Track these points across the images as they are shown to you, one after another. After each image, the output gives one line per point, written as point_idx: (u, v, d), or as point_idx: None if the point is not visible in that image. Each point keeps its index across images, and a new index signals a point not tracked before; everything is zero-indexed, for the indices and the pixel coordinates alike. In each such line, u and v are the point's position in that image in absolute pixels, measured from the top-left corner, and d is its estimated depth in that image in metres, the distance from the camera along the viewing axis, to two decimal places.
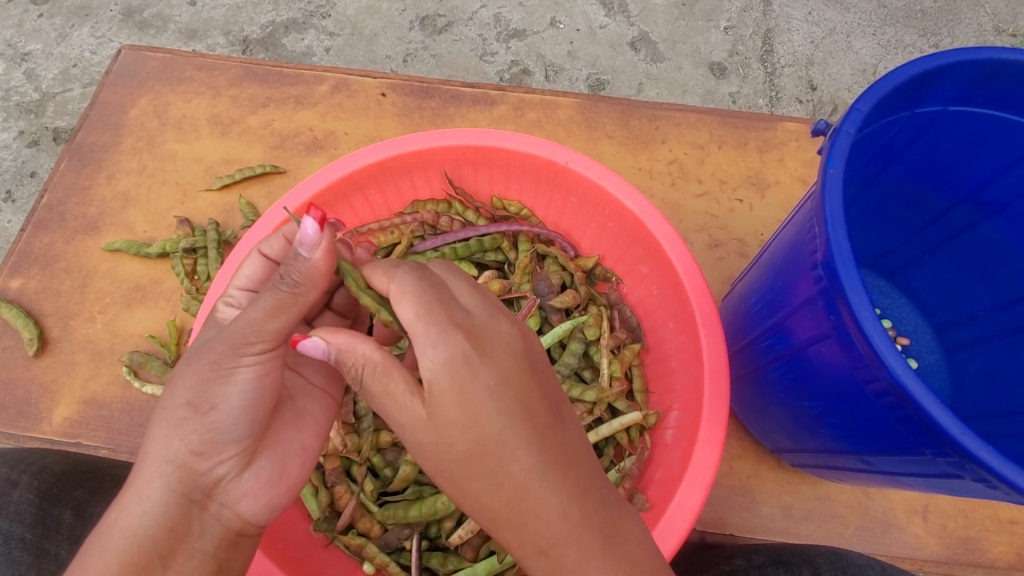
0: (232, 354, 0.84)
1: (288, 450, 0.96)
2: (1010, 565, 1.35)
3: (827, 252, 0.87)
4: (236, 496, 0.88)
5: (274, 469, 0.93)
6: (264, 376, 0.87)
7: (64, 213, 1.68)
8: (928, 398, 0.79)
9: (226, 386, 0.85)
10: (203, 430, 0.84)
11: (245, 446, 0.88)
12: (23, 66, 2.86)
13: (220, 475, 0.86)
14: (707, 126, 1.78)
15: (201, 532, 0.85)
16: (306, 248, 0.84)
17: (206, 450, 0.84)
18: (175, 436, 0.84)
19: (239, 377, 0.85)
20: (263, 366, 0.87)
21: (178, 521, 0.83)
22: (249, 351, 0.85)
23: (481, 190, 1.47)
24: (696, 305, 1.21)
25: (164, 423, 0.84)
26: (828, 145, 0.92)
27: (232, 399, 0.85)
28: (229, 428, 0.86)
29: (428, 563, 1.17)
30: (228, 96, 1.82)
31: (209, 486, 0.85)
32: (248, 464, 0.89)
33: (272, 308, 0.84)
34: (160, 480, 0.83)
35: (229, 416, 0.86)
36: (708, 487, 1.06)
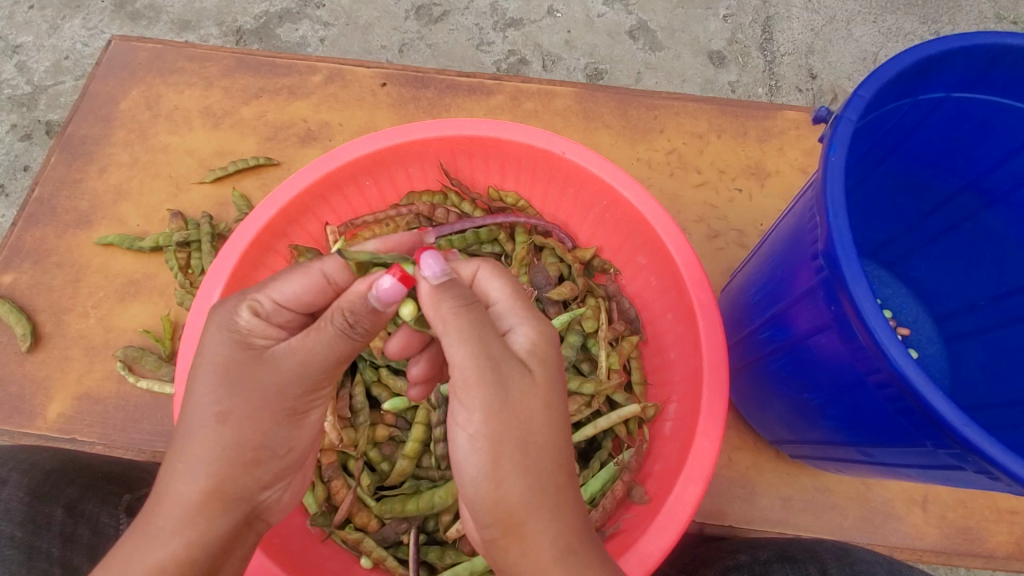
0: (305, 399, 0.91)
1: (307, 465, 1.05)
2: (1010, 554, 1.35)
3: (829, 243, 0.85)
4: (276, 511, 0.97)
5: (302, 483, 1.04)
6: (318, 413, 0.98)
7: (55, 207, 1.66)
8: (929, 389, 0.78)
9: (286, 426, 0.92)
10: (262, 465, 0.90)
11: (287, 473, 0.98)
12: (13, 58, 2.82)
13: (271, 499, 0.94)
14: (705, 115, 1.76)
15: (245, 545, 0.92)
16: (377, 297, 0.79)
17: (267, 482, 0.92)
18: (239, 473, 0.87)
19: (307, 418, 0.94)
20: (317, 404, 0.96)
21: (237, 543, 0.89)
22: (312, 394, 0.92)
23: (477, 181, 1.45)
24: (694, 295, 1.20)
25: (229, 460, 0.86)
26: (830, 132, 0.90)
27: (293, 436, 0.94)
28: (284, 461, 0.94)
29: (426, 557, 1.16)
30: (220, 87, 1.79)
31: (260, 510, 0.92)
32: (288, 485, 0.99)
33: (341, 351, 0.86)
34: (225, 514, 0.86)
35: (290, 450, 0.95)
36: (706, 479, 1.05)
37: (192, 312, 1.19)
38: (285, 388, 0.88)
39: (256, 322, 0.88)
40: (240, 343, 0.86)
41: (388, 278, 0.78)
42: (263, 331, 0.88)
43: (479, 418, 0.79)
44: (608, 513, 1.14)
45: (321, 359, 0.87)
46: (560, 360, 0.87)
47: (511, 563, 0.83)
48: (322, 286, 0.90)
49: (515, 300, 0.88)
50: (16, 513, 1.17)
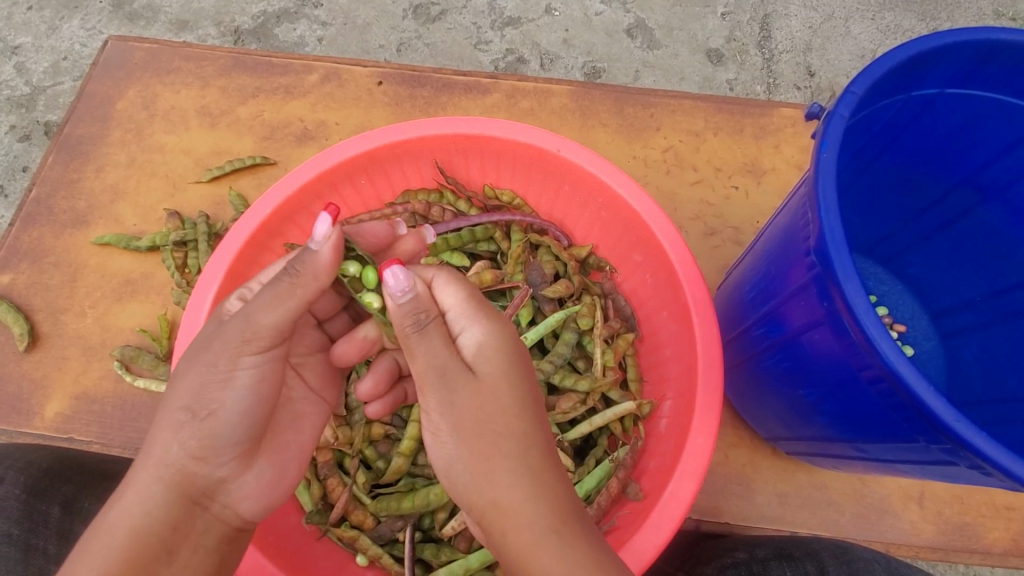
0: (231, 356, 0.86)
1: (285, 453, 1.01)
2: (1006, 550, 1.35)
3: (821, 238, 0.85)
4: (239, 495, 0.92)
5: (272, 470, 0.98)
6: (261, 381, 0.90)
7: (52, 208, 1.66)
8: (921, 384, 0.78)
9: (227, 391, 0.87)
10: (203, 435, 0.86)
11: (243, 449, 0.92)
12: (12, 60, 2.82)
13: (221, 476, 0.89)
14: (702, 113, 1.76)
15: (204, 530, 0.88)
16: (315, 242, 0.87)
17: (206, 453, 0.87)
18: (175, 440, 0.85)
19: (236, 381, 0.87)
20: (261, 369, 0.90)
21: (181, 520, 0.86)
22: (248, 354, 0.87)
23: (473, 179, 1.45)
24: (690, 293, 1.20)
25: (164, 426, 0.86)
26: (822, 129, 0.90)
27: (230, 402, 0.88)
28: (228, 432, 0.88)
29: (422, 555, 1.16)
30: (217, 86, 1.80)
31: (209, 487, 0.88)
32: (247, 466, 0.93)
33: (271, 299, 0.86)
34: (158, 483, 0.84)
35: (228, 418, 0.88)
36: (701, 477, 1.05)
37: (190, 310, 1.19)
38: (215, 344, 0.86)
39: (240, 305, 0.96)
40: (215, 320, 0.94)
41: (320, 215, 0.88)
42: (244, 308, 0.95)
43: (437, 418, 0.88)
44: (603, 510, 1.14)
45: (251, 312, 0.87)
46: (513, 361, 0.89)
47: (504, 559, 0.83)
48: None
49: (469, 305, 0.90)
50: (14, 511, 1.17)
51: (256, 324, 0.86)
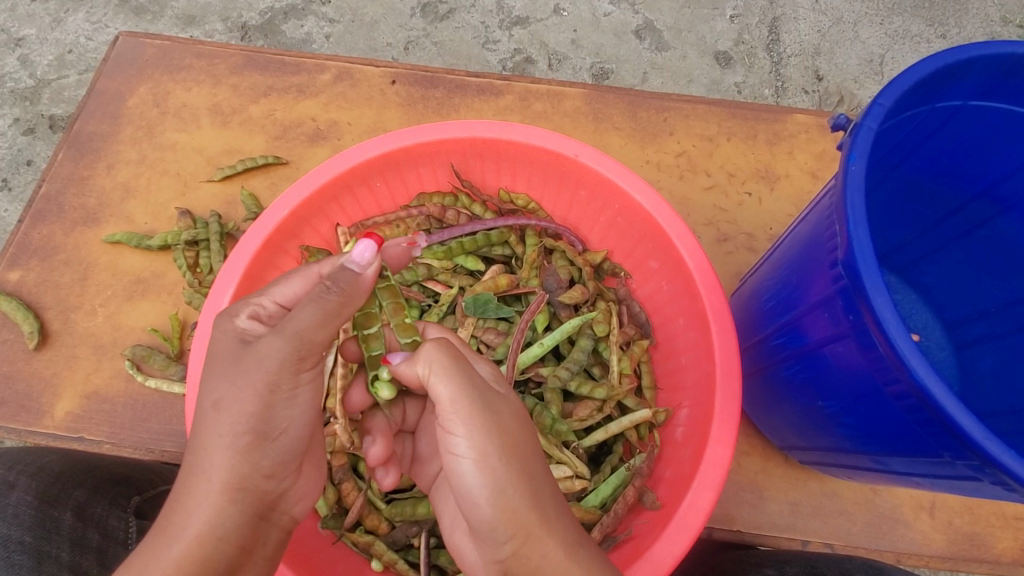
0: (290, 375, 0.85)
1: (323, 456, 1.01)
2: (1016, 560, 1.36)
3: (849, 252, 0.85)
4: (295, 502, 0.93)
5: (318, 475, 0.99)
6: (316, 393, 0.91)
7: (62, 205, 1.65)
8: (950, 401, 0.77)
9: (286, 407, 0.87)
10: (267, 451, 0.86)
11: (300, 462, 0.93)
12: (16, 51, 2.81)
13: (282, 491, 0.90)
14: (715, 118, 1.75)
15: (265, 543, 0.89)
16: (358, 265, 0.85)
17: (271, 470, 0.87)
18: (240, 459, 0.84)
19: (299, 397, 0.88)
20: (315, 382, 0.90)
21: (250, 538, 0.85)
22: (304, 370, 0.86)
23: (488, 182, 1.44)
24: (707, 301, 1.19)
25: (226, 446, 0.83)
26: (850, 140, 0.90)
27: (290, 417, 0.88)
28: (290, 447, 0.89)
29: (438, 561, 1.15)
30: (228, 85, 1.79)
31: (274, 501, 0.88)
32: (302, 476, 0.95)
33: (317, 322, 0.82)
34: (232, 506, 0.83)
35: (289, 434, 0.89)
36: (720, 486, 1.05)
37: (205, 313, 1.18)
38: (265, 362, 0.83)
39: (256, 324, 0.89)
40: (236, 342, 0.87)
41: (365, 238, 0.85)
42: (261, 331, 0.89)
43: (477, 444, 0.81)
44: (620, 518, 1.13)
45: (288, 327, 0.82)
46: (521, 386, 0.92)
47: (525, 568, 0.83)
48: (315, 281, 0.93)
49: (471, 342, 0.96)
50: (28, 517, 1.25)
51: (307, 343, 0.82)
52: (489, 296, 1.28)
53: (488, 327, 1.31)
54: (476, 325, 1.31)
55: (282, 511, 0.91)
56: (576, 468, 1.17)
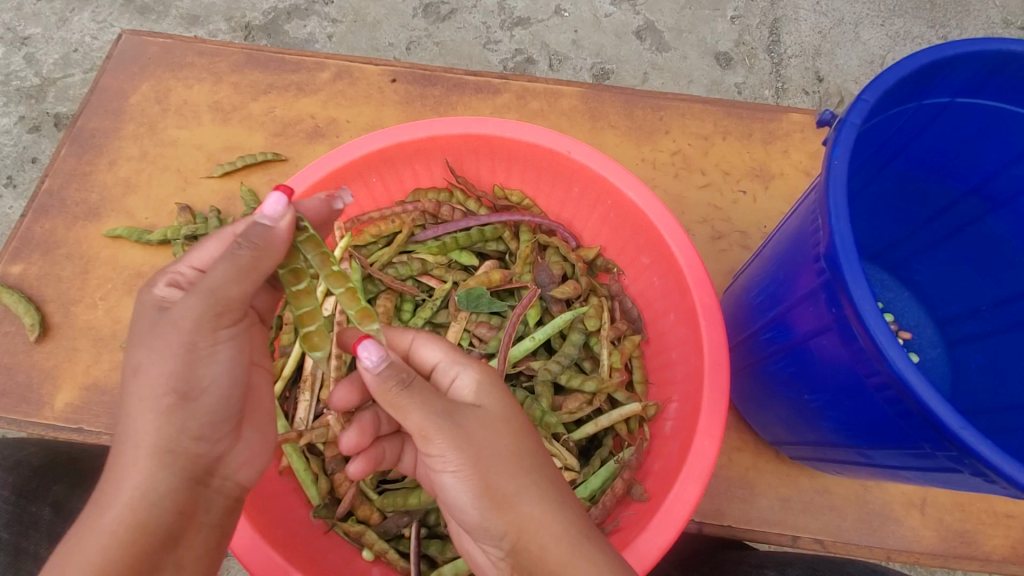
0: (208, 333, 0.85)
1: (264, 419, 1.01)
2: (1006, 558, 1.36)
3: (830, 245, 0.86)
4: (235, 466, 0.94)
5: (256, 436, 0.99)
6: (240, 350, 0.91)
7: (64, 199, 1.68)
8: (928, 392, 0.78)
9: (210, 365, 0.87)
10: (192, 411, 0.86)
11: (230, 424, 0.93)
12: (22, 50, 2.84)
13: (219, 451, 0.91)
14: (711, 117, 1.76)
15: (208, 508, 0.89)
16: (269, 218, 0.85)
17: (200, 432, 0.87)
18: (168, 422, 0.84)
19: (219, 355, 0.88)
20: (237, 340, 0.90)
21: (187, 504, 0.86)
22: (223, 327, 0.87)
23: (483, 179, 1.46)
24: (697, 296, 1.21)
25: (152, 410, 0.84)
26: (834, 136, 0.91)
27: (213, 374, 0.87)
28: (216, 409, 0.88)
29: (427, 551, 1.16)
30: (229, 82, 1.81)
31: (206, 465, 0.89)
32: (236, 437, 0.94)
33: (230, 274, 0.83)
34: (163, 470, 0.84)
35: (215, 393, 0.88)
36: (706, 478, 1.06)
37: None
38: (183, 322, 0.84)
39: (171, 290, 0.90)
40: (156, 309, 0.87)
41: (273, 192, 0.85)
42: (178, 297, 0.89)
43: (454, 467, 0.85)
44: (608, 510, 1.14)
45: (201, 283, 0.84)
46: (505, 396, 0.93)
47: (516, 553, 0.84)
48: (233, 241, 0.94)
49: (450, 353, 0.96)
50: (4, 512, 1.27)
51: (222, 298, 0.83)
52: (482, 290, 1.29)
53: (480, 321, 1.33)
54: (468, 319, 1.32)
55: (221, 476, 0.92)
56: (565, 459, 1.20)
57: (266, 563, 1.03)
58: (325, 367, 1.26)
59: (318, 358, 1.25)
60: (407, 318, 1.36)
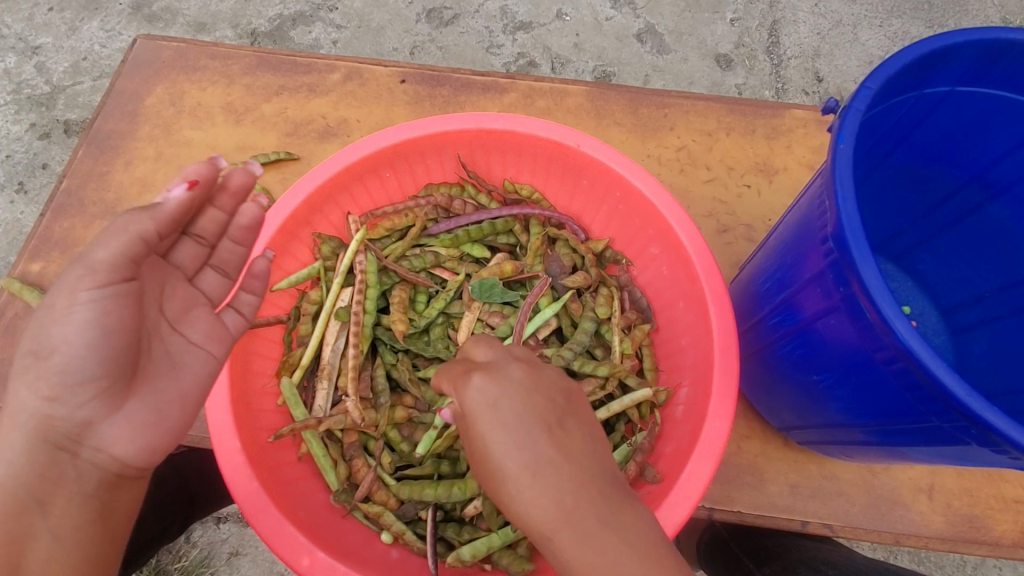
0: (68, 296, 0.93)
1: (161, 394, 1.00)
2: (1016, 543, 1.38)
3: (838, 225, 0.88)
4: (109, 440, 0.95)
5: (148, 412, 0.99)
6: (96, 313, 0.93)
7: (82, 199, 1.72)
8: (935, 363, 0.81)
9: (61, 325, 0.92)
10: (50, 373, 0.92)
11: (99, 390, 0.94)
12: (33, 59, 2.89)
13: (82, 419, 0.94)
14: (715, 114, 1.80)
15: (76, 477, 0.95)
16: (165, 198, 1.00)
17: (58, 396, 0.93)
18: (32, 385, 0.93)
19: (74, 316, 0.92)
20: (102, 301, 0.93)
21: (48, 467, 0.93)
22: (83, 289, 0.93)
23: (493, 173, 1.49)
24: (706, 283, 1.23)
25: (22, 373, 0.94)
26: (839, 122, 0.94)
27: (72, 339, 0.92)
28: (69, 367, 0.92)
29: (444, 534, 1.19)
30: (242, 85, 1.85)
31: (71, 432, 0.94)
32: (113, 407, 0.96)
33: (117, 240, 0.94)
34: (26, 433, 0.93)
35: (72, 354, 0.92)
36: (718, 458, 1.09)
37: (249, 249, 1.20)
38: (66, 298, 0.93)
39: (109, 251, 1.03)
40: (82, 272, 0.93)
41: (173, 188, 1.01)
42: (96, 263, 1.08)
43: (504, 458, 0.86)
44: None
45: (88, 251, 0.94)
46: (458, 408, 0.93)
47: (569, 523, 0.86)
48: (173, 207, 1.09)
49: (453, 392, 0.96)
50: None
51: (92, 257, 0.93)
52: (495, 280, 1.34)
53: (493, 311, 1.36)
54: (481, 309, 1.35)
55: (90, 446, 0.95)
56: None
57: (289, 542, 1.06)
58: (342, 357, 1.29)
59: (335, 347, 1.29)
60: (421, 308, 1.39)
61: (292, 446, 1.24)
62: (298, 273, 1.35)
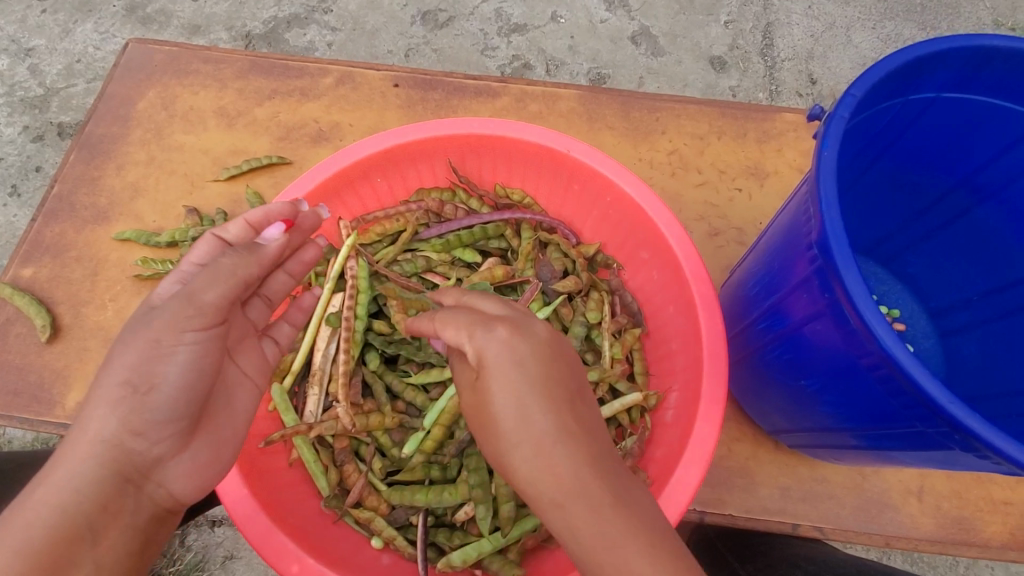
0: (173, 333, 0.95)
1: (222, 437, 1.06)
2: (1004, 544, 1.39)
3: (822, 232, 0.89)
4: (172, 476, 0.97)
5: (209, 453, 1.03)
6: (201, 357, 0.98)
7: (74, 204, 1.71)
8: (918, 370, 0.81)
9: (163, 365, 0.95)
10: (140, 408, 0.93)
11: (179, 429, 0.98)
12: (26, 62, 2.89)
13: (154, 455, 0.95)
14: (707, 117, 1.80)
15: (134, 510, 0.92)
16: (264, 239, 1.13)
17: (141, 429, 0.93)
18: (110, 414, 0.92)
19: (178, 357, 0.96)
20: (201, 346, 0.98)
21: (111, 496, 0.90)
22: (189, 330, 0.96)
23: (484, 178, 1.50)
24: (696, 288, 1.24)
25: (101, 401, 0.92)
26: (824, 129, 0.94)
27: (171, 376, 0.95)
28: (164, 405, 0.95)
29: (435, 539, 1.18)
30: (234, 88, 1.85)
31: (143, 464, 0.94)
32: (184, 446, 0.99)
33: (217, 279, 1.01)
34: (91, 458, 0.90)
35: (167, 395, 0.95)
36: (707, 463, 1.09)
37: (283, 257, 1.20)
38: (155, 322, 0.95)
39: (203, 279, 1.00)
40: (186, 301, 0.97)
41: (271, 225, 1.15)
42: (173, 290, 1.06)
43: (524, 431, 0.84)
44: None
45: (194, 292, 0.98)
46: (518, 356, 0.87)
47: None
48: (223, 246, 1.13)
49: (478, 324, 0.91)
50: None
51: (199, 300, 0.97)
52: (486, 286, 1.33)
53: None
54: None
55: (155, 481, 0.95)
56: None
57: (278, 549, 1.06)
58: (331, 362, 1.29)
59: (326, 352, 1.29)
60: None
61: (284, 452, 1.25)
62: None
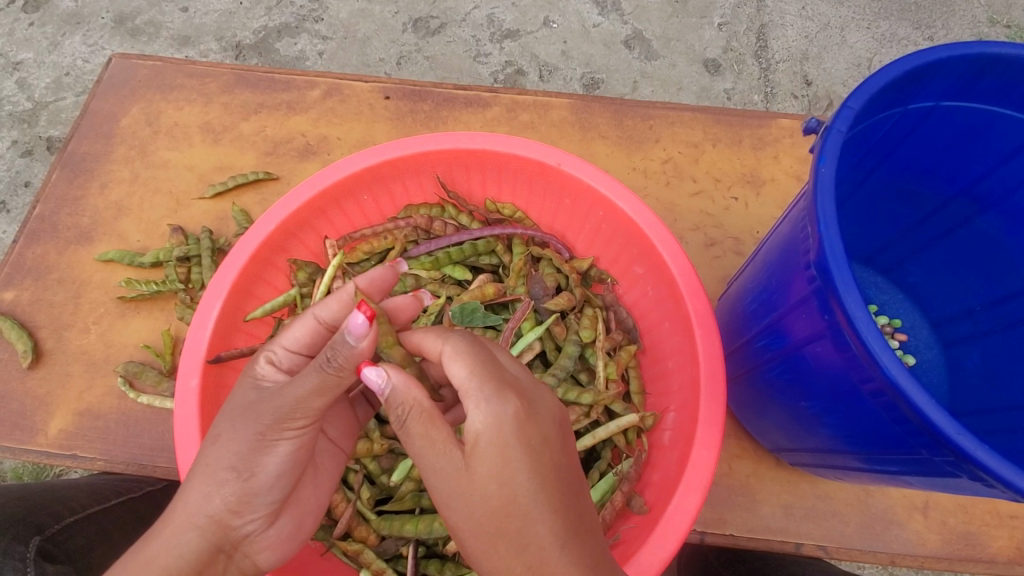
0: (277, 427, 0.91)
1: (305, 508, 1.04)
2: (1011, 559, 1.35)
3: (820, 252, 0.86)
4: (258, 548, 0.96)
5: (292, 525, 1.01)
6: (298, 447, 0.95)
7: (56, 224, 1.68)
8: (923, 398, 0.78)
9: (266, 456, 0.92)
10: (242, 493, 0.91)
11: (271, 508, 0.96)
12: (14, 75, 2.85)
13: (248, 531, 0.93)
14: (701, 125, 1.77)
15: None
16: (353, 337, 0.86)
17: (241, 509, 0.91)
18: (215, 495, 0.90)
19: (278, 449, 0.93)
20: (301, 438, 0.94)
21: (205, 567, 0.89)
22: (292, 426, 0.92)
23: (474, 193, 1.46)
24: (691, 304, 1.20)
25: (206, 480, 0.90)
26: (819, 144, 0.91)
27: (271, 466, 0.93)
28: (260, 491, 0.93)
29: (426, 571, 1.16)
30: (220, 103, 1.81)
31: (236, 539, 0.92)
32: (272, 522, 0.97)
33: (315, 387, 0.89)
34: (192, 531, 0.88)
35: (266, 480, 0.93)
36: (705, 489, 1.05)
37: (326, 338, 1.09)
38: (262, 416, 0.91)
39: (271, 369, 0.97)
40: (253, 389, 0.95)
41: (358, 313, 0.85)
42: (279, 376, 0.97)
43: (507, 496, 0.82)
44: (609, 523, 1.15)
45: (290, 388, 0.90)
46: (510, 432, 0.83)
47: None
48: (322, 332, 1.02)
49: (477, 380, 0.84)
50: None
51: (304, 406, 0.90)
52: (477, 304, 1.29)
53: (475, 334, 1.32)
54: None
55: (244, 553, 0.94)
56: None
57: None
58: None
59: None
60: None
61: None
62: (273, 300, 1.32)
